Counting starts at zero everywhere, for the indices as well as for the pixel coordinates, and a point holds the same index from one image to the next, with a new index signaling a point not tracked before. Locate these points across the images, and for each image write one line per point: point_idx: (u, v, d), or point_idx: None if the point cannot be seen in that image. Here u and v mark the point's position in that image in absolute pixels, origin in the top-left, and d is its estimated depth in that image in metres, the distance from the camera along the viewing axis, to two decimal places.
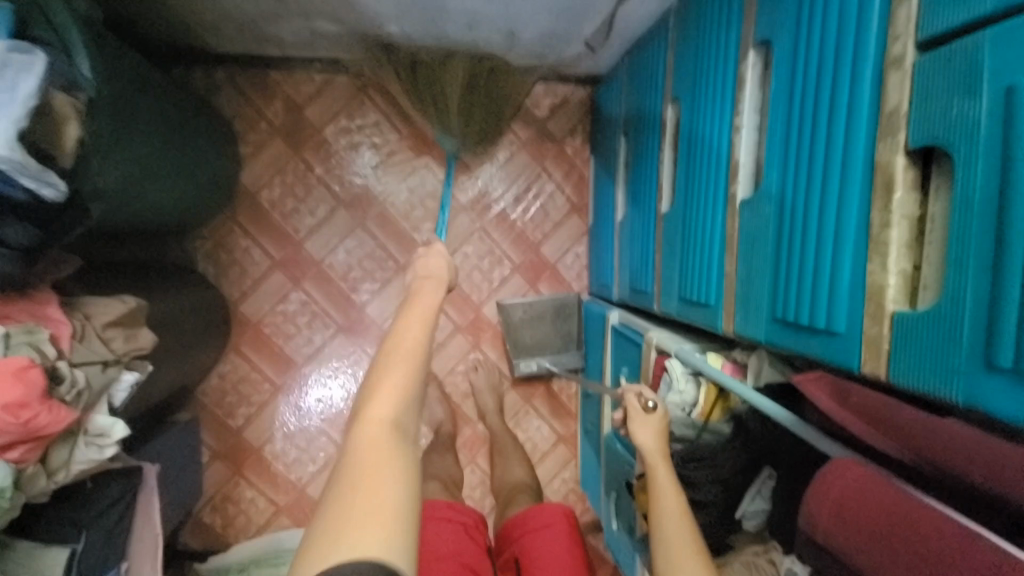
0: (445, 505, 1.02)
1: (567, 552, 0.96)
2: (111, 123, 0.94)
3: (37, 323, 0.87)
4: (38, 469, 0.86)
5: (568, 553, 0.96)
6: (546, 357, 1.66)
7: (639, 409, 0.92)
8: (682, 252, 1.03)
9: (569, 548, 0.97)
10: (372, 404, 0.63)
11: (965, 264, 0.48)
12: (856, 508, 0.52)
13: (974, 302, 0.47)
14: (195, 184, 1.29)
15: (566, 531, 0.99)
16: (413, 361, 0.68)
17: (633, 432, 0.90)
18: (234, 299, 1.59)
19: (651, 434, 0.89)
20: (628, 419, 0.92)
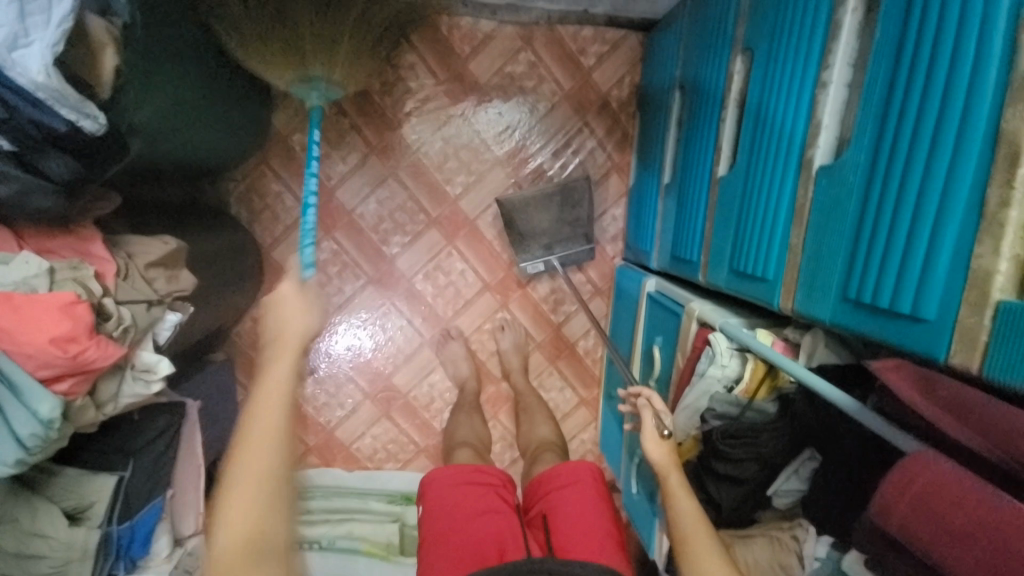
0: (471, 468, 1.03)
1: (595, 504, 0.98)
2: (145, 54, 0.90)
3: (82, 259, 0.87)
4: (86, 402, 0.88)
5: (596, 505, 0.98)
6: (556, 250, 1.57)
7: (652, 426, 0.93)
8: (737, 222, 0.96)
9: (596, 499, 0.99)
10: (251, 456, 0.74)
11: None
12: (938, 505, 0.48)
13: None
14: (228, 124, 1.25)
15: (592, 484, 1.01)
16: (270, 448, 0.75)
17: (644, 448, 0.92)
18: (266, 245, 1.58)
19: (661, 448, 0.92)
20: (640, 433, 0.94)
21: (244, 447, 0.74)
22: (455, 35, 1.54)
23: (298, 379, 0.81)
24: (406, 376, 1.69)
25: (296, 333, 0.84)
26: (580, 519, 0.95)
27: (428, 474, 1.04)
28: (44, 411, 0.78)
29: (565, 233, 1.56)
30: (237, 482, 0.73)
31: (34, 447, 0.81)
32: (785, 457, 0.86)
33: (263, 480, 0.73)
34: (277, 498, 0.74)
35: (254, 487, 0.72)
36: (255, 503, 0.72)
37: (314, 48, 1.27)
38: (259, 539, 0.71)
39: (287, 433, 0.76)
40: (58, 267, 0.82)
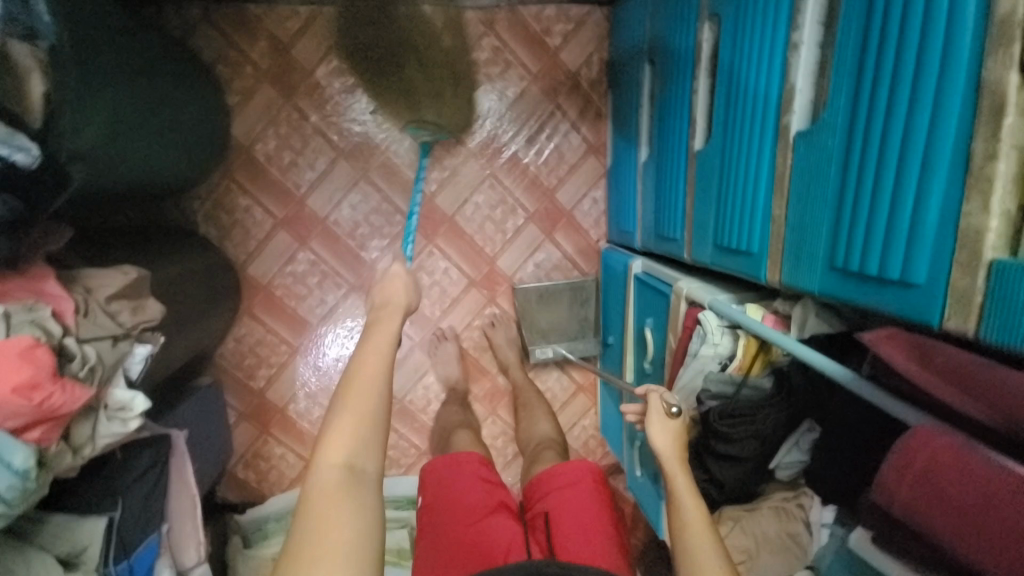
0: (476, 463, 1.02)
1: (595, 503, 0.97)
2: (78, 72, 0.83)
3: (36, 300, 0.82)
4: (62, 447, 0.84)
5: (596, 508, 0.96)
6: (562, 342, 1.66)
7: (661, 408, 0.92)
8: (718, 195, 0.93)
9: (595, 497, 0.98)
10: (359, 378, 0.74)
11: None
12: (944, 482, 0.46)
13: None
14: (183, 141, 1.19)
15: (591, 482, 1.00)
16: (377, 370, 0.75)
17: (651, 433, 0.90)
18: (241, 262, 1.53)
19: (668, 434, 0.90)
20: (647, 418, 0.92)
21: (343, 387, 0.74)
22: None
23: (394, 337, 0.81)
24: (401, 382, 1.67)
25: (401, 304, 0.89)
26: (578, 517, 0.94)
27: (430, 466, 1.03)
28: (17, 461, 0.74)
29: (574, 330, 1.67)
30: (336, 417, 0.71)
31: (14, 498, 0.76)
32: (785, 431, 0.85)
33: (363, 414, 0.71)
34: (373, 422, 0.71)
35: (348, 418, 0.70)
36: (354, 436, 0.70)
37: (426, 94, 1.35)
38: (353, 473, 0.68)
39: (384, 372, 0.76)
40: (13, 311, 0.77)
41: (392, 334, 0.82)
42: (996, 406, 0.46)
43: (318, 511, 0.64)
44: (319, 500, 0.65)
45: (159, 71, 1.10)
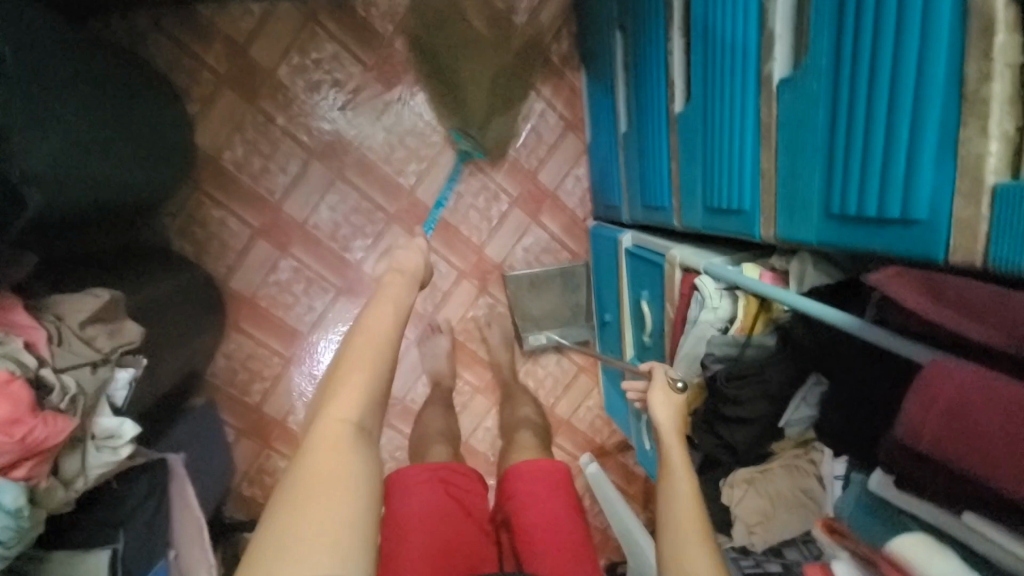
0: (445, 470, 0.99)
1: (567, 504, 0.96)
2: (21, 87, 0.79)
3: (8, 333, 0.78)
4: (52, 483, 0.80)
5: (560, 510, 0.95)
6: (556, 329, 1.65)
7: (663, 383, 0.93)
8: (704, 156, 0.91)
9: (564, 498, 0.96)
10: (368, 334, 0.77)
11: None
12: (974, 410, 0.41)
13: None
14: (146, 155, 1.14)
15: (561, 483, 0.98)
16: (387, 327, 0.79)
17: (652, 406, 0.91)
18: (222, 277, 1.48)
19: (669, 409, 0.91)
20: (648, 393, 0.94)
21: (352, 347, 0.74)
22: (375, 13, 1.42)
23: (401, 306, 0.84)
24: (400, 382, 1.64)
25: (415, 273, 0.98)
26: (549, 519, 0.92)
27: (396, 474, 0.97)
28: (7, 501, 0.70)
29: (565, 316, 1.66)
30: (347, 375, 0.71)
31: (8, 539, 0.72)
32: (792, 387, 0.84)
33: (369, 367, 0.72)
34: (377, 374, 0.72)
35: (361, 373, 0.71)
36: (359, 387, 0.70)
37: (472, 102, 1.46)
38: (358, 431, 0.67)
39: (391, 336, 0.78)
40: None
41: (400, 300, 0.87)
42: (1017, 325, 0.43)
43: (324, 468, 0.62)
44: (320, 446, 0.64)
45: (111, 83, 1.05)
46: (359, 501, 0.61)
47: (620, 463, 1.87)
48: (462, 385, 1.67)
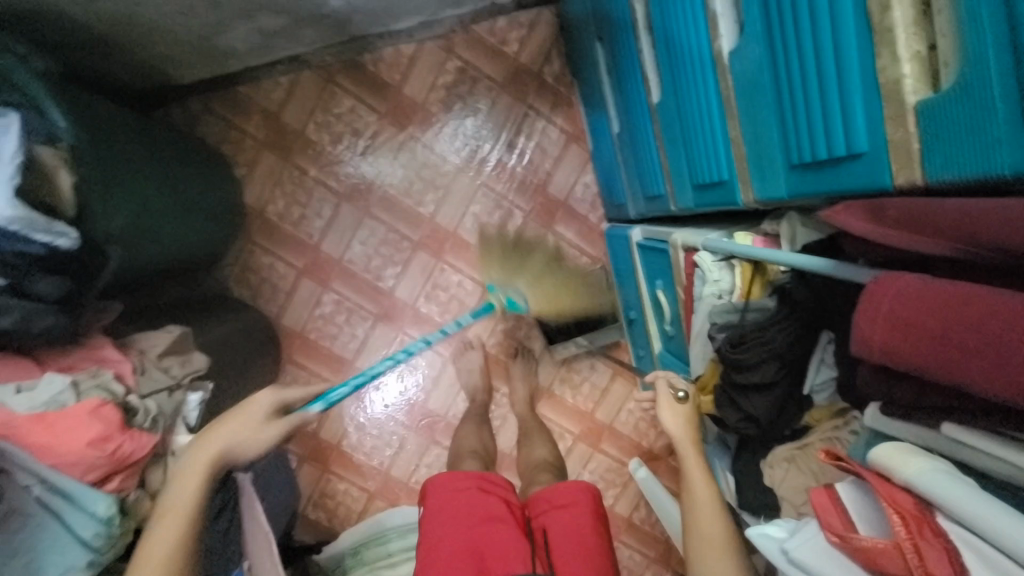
0: (480, 477, 0.97)
1: (603, 541, 0.93)
2: (102, 170, 1.01)
3: (99, 366, 0.96)
4: (140, 495, 0.93)
5: (591, 530, 0.93)
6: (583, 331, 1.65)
7: (668, 393, 0.97)
8: (683, 138, 0.96)
9: (598, 534, 0.94)
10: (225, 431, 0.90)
11: (979, 13, 0.44)
12: (910, 315, 0.46)
13: (998, 59, 0.43)
14: (207, 213, 1.34)
15: (600, 520, 0.96)
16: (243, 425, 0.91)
17: (663, 418, 0.95)
18: (275, 315, 1.65)
19: (678, 417, 0.95)
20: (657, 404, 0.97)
21: (173, 509, 0.80)
22: (383, 67, 1.60)
23: (208, 470, 0.84)
24: (440, 399, 1.72)
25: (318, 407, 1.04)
26: (583, 547, 0.90)
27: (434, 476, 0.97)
28: (101, 509, 0.83)
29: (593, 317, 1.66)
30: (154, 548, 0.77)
31: (102, 546, 0.84)
32: (806, 349, 0.84)
33: (201, 467, 0.84)
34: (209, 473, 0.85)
35: (159, 553, 0.77)
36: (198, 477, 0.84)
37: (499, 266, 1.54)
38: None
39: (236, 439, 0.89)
40: (80, 378, 0.90)
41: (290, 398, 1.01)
42: (942, 235, 0.48)
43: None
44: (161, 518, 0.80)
45: (177, 159, 1.28)
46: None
47: (671, 465, 1.82)
48: (499, 396, 1.72)
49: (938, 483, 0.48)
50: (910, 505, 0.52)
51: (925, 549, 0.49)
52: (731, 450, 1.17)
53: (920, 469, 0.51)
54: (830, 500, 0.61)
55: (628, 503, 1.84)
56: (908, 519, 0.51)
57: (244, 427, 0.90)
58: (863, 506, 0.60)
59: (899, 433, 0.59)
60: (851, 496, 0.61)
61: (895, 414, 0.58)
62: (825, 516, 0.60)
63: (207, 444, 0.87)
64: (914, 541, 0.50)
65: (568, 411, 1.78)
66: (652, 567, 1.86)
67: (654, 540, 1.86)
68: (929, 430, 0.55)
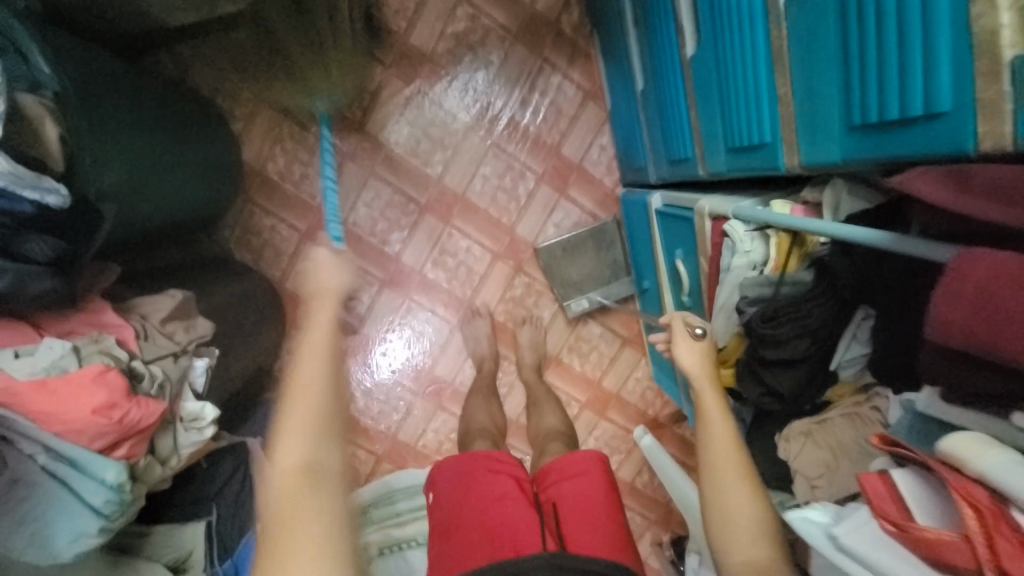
0: (485, 455, 0.96)
1: (614, 511, 0.92)
2: (91, 123, 0.94)
3: (100, 331, 0.92)
4: (150, 460, 0.92)
5: (604, 499, 0.92)
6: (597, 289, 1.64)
7: (685, 330, 0.92)
8: (720, 95, 0.89)
9: (610, 503, 0.92)
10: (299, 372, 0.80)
11: None
12: (1003, 294, 0.44)
13: None
14: (205, 170, 1.27)
15: (611, 489, 0.95)
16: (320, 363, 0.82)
17: (678, 354, 0.91)
18: (278, 279, 1.60)
19: (695, 354, 0.91)
20: (670, 342, 0.92)
21: (296, 438, 0.76)
22: (388, 13, 1.49)
23: (332, 353, 0.83)
24: (448, 365, 1.70)
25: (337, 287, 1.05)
26: (593, 517, 0.89)
27: (440, 464, 0.98)
28: (110, 477, 0.82)
29: (606, 275, 1.63)
30: (289, 478, 0.74)
31: (112, 513, 0.85)
32: (839, 324, 0.79)
33: (307, 417, 0.78)
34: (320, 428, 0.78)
35: (311, 423, 0.78)
36: (306, 438, 0.77)
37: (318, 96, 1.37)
38: (316, 468, 0.75)
39: (326, 372, 0.80)
40: (80, 343, 0.87)
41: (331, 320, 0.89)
42: None
43: (284, 508, 0.72)
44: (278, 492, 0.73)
45: (172, 113, 1.20)
46: (319, 535, 0.71)
47: (676, 433, 1.84)
48: (506, 364, 1.70)
49: (1012, 473, 0.45)
50: (984, 498, 0.48)
51: (1001, 545, 0.45)
52: (746, 423, 1.15)
53: (998, 459, 0.47)
54: (885, 487, 0.58)
55: (633, 468, 1.87)
56: (983, 512, 0.47)
57: (309, 365, 0.81)
58: (922, 495, 0.56)
59: (956, 420, 0.59)
60: (907, 482, 0.57)
61: (956, 400, 0.58)
62: (879, 504, 0.57)
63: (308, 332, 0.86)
64: (988, 537, 0.46)
65: (576, 379, 1.77)
66: (652, 528, 1.91)
67: (655, 503, 1.91)
68: (998, 420, 0.54)
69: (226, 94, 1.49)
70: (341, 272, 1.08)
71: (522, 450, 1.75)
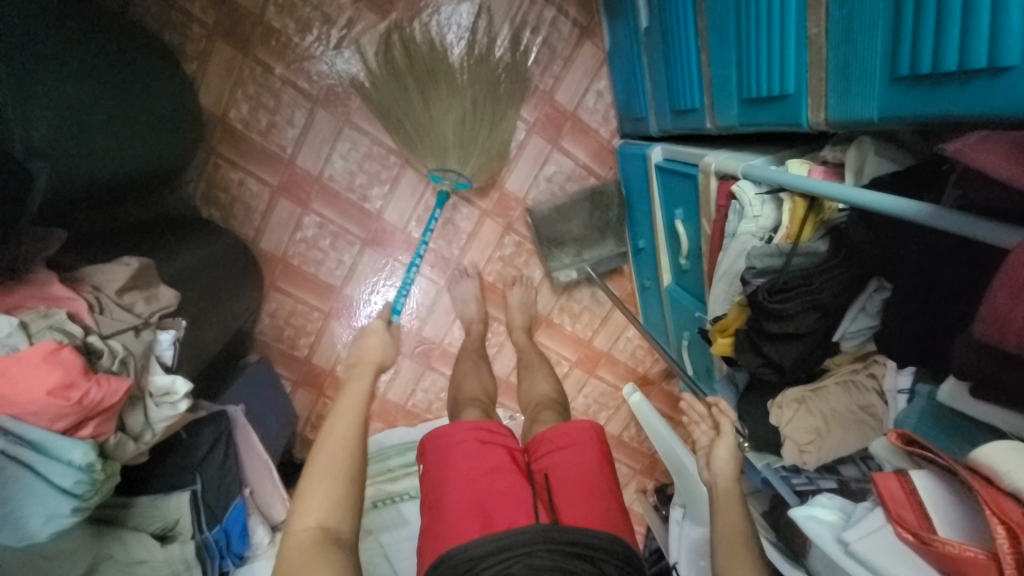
0: (478, 427, 0.93)
1: (608, 478, 0.92)
2: (21, 67, 0.82)
3: (49, 305, 0.83)
4: (121, 437, 0.88)
5: (597, 466, 0.92)
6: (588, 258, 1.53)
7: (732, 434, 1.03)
8: (739, 37, 0.79)
9: (603, 472, 0.92)
10: (333, 426, 0.89)
11: None
12: None
13: None
14: (159, 120, 1.14)
15: (604, 459, 0.95)
16: (350, 421, 0.90)
17: (718, 450, 1.02)
18: (252, 239, 1.49)
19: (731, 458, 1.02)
20: (715, 438, 1.04)
21: (318, 494, 0.79)
22: None
23: (361, 431, 0.89)
24: (435, 326, 1.65)
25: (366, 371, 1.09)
26: (588, 486, 0.89)
27: (432, 432, 0.95)
28: (78, 457, 0.77)
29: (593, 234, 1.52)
30: (308, 541, 0.74)
31: (86, 492, 0.80)
32: (848, 297, 0.75)
33: (331, 473, 0.81)
34: (344, 483, 0.81)
35: (336, 486, 0.81)
36: (325, 499, 0.79)
37: (416, 132, 1.37)
38: (331, 534, 0.76)
39: (354, 430, 0.89)
40: (29, 319, 0.79)
41: (362, 390, 1.01)
42: None
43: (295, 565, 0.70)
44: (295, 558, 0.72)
45: (118, 53, 1.05)
46: None
47: (663, 389, 1.86)
48: (496, 325, 1.66)
49: None
50: (1018, 517, 0.47)
51: None
52: (739, 388, 1.15)
53: None
54: (905, 492, 0.57)
55: (620, 423, 1.90)
56: (1016, 532, 0.46)
57: (338, 425, 0.89)
58: (940, 500, 0.55)
59: (971, 412, 0.61)
60: (928, 488, 0.56)
61: (986, 397, 0.59)
62: (897, 510, 0.56)
63: (337, 413, 0.93)
64: (1017, 556, 0.45)
65: (567, 339, 1.74)
66: (637, 478, 1.98)
67: (641, 455, 1.96)
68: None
69: (173, 25, 1.29)
70: (384, 348, 1.25)
71: (511, 409, 1.75)
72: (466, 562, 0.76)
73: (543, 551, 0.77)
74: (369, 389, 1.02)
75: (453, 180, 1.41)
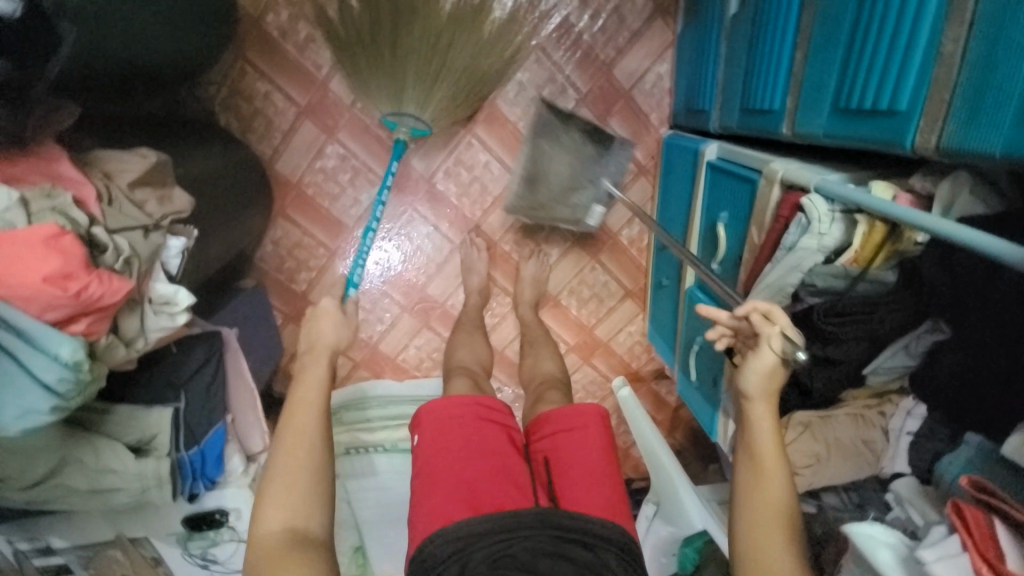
0: (478, 403, 0.90)
1: (611, 466, 0.91)
2: None
3: (54, 184, 0.76)
4: (112, 340, 0.81)
5: (600, 451, 0.91)
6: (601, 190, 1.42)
7: None
8: (851, 41, 0.74)
9: (609, 457, 0.91)
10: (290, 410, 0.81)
11: None
12: None
13: None
14: (190, 12, 1.02)
15: (610, 445, 0.93)
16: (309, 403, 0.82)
17: None
18: (268, 158, 1.38)
19: None
20: None
21: (284, 491, 0.73)
22: None
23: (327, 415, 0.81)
24: (441, 286, 1.60)
25: (327, 341, 0.95)
26: (590, 473, 0.87)
27: (428, 404, 0.91)
28: (65, 354, 0.71)
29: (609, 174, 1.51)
30: (276, 542, 0.68)
31: (68, 392, 0.74)
32: (897, 332, 0.76)
33: (296, 466, 0.75)
34: (311, 476, 0.75)
35: (298, 485, 0.74)
36: (291, 497, 0.72)
37: (369, 67, 1.20)
38: (301, 532, 0.70)
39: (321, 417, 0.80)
40: (30, 196, 0.71)
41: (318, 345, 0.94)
42: None
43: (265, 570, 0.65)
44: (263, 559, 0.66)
45: None
46: None
47: (652, 388, 1.87)
48: (501, 296, 1.62)
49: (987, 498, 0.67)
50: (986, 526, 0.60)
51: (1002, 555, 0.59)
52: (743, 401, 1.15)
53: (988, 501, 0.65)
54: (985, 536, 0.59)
55: None
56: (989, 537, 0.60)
57: (302, 403, 0.81)
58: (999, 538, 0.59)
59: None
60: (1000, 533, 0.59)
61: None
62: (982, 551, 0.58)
63: (299, 384, 0.85)
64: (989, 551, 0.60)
65: (570, 323, 1.71)
66: None
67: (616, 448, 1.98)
68: None
69: None
70: (340, 328, 0.98)
71: (502, 382, 1.73)
72: (458, 540, 0.74)
73: (541, 536, 0.76)
74: (328, 369, 0.88)
75: (410, 126, 1.26)
